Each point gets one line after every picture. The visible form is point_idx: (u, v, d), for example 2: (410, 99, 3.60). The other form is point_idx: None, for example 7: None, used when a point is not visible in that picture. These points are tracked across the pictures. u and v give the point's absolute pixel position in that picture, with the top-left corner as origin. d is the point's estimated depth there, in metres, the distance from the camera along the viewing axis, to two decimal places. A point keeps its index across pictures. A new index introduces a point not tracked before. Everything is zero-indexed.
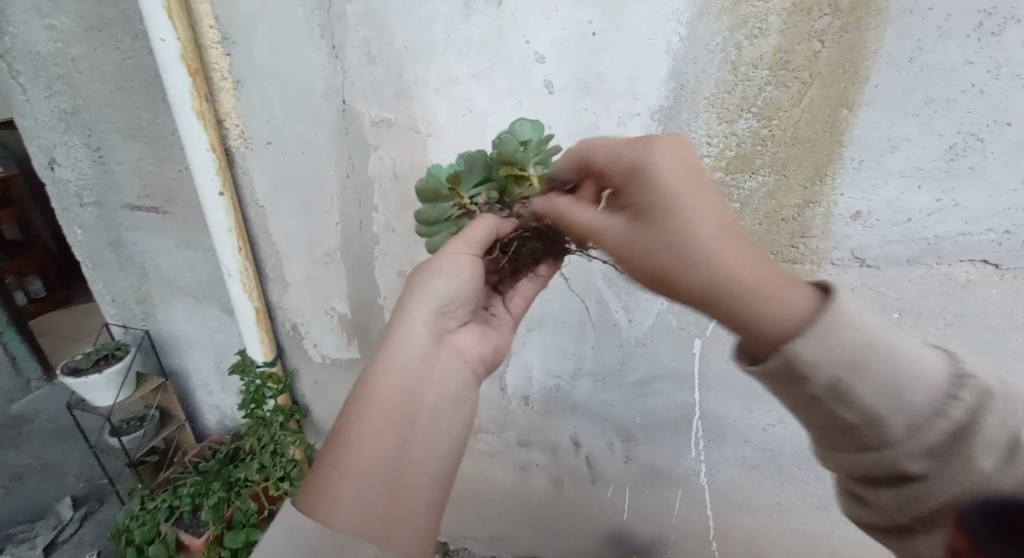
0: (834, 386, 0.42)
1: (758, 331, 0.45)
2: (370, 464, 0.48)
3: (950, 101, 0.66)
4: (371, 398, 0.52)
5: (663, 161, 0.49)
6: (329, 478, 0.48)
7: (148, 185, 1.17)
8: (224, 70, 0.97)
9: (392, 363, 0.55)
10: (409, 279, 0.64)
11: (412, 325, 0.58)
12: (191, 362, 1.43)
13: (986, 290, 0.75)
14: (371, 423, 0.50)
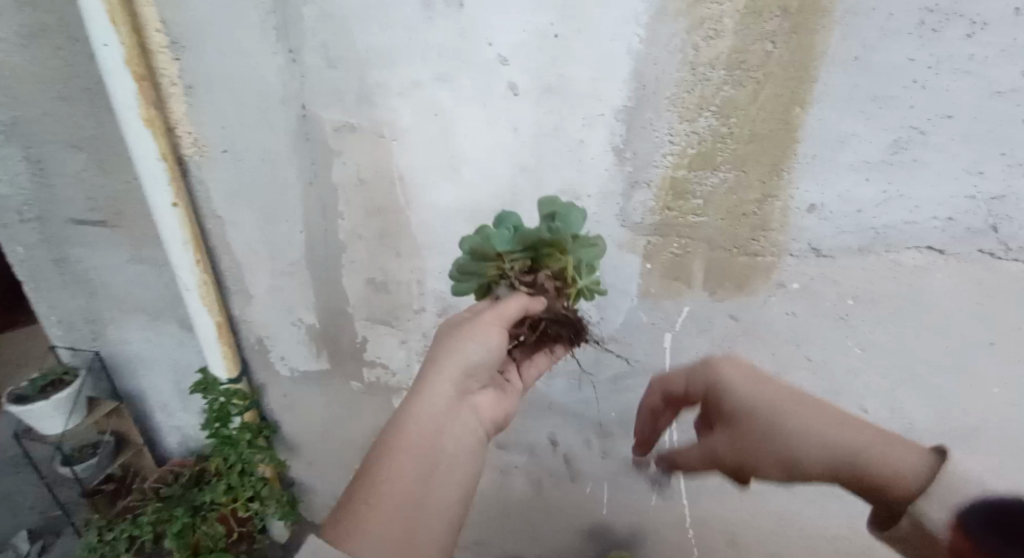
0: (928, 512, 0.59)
1: (890, 476, 0.65)
2: (388, 493, 0.54)
3: (893, 97, 0.70)
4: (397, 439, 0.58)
5: (740, 379, 0.82)
6: (357, 506, 0.53)
7: (94, 198, 1.11)
8: (172, 75, 0.93)
9: (416, 409, 0.60)
10: (439, 337, 0.68)
11: (435, 375, 0.63)
12: (148, 382, 1.36)
13: (931, 274, 0.80)
14: (395, 463, 0.56)
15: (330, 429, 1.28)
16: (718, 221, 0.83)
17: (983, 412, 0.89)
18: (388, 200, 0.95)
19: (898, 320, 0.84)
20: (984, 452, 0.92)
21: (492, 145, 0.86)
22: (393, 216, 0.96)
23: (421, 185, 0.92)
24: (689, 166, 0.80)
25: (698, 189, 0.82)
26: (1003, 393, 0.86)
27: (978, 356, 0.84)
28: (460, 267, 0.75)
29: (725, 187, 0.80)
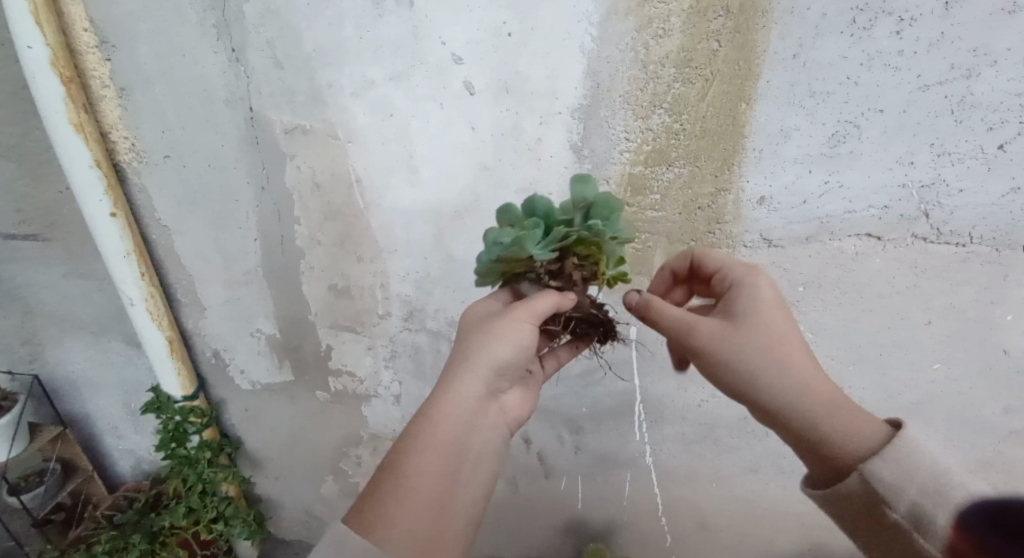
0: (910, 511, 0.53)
1: (848, 442, 0.59)
2: (413, 493, 0.53)
3: (830, 93, 0.73)
4: (425, 435, 0.56)
5: (764, 289, 0.68)
6: (382, 499, 0.52)
7: (24, 210, 1.03)
8: (104, 77, 0.88)
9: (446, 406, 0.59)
10: (466, 332, 0.64)
11: (468, 373, 0.60)
12: (96, 403, 1.29)
13: (872, 259, 0.84)
14: (423, 460, 0.55)
15: (297, 441, 1.24)
16: (676, 215, 0.85)
17: (926, 386, 0.95)
18: (345, 203, 0.93)
19: (845, 303, 0.89)
20: (927, 423, 0.99)
21: (450, 145, 0.85)
22: (352, 220, 0.94)
23: (379, 186, 0.90)
24: (645, 163, 0.82)
25: (655, 185, 0.84)
26: (943, 368, 0.92)
27: (919, 334, 0.90)
28: (484, 265, 0.69)
29: (680, 182, 0.83)
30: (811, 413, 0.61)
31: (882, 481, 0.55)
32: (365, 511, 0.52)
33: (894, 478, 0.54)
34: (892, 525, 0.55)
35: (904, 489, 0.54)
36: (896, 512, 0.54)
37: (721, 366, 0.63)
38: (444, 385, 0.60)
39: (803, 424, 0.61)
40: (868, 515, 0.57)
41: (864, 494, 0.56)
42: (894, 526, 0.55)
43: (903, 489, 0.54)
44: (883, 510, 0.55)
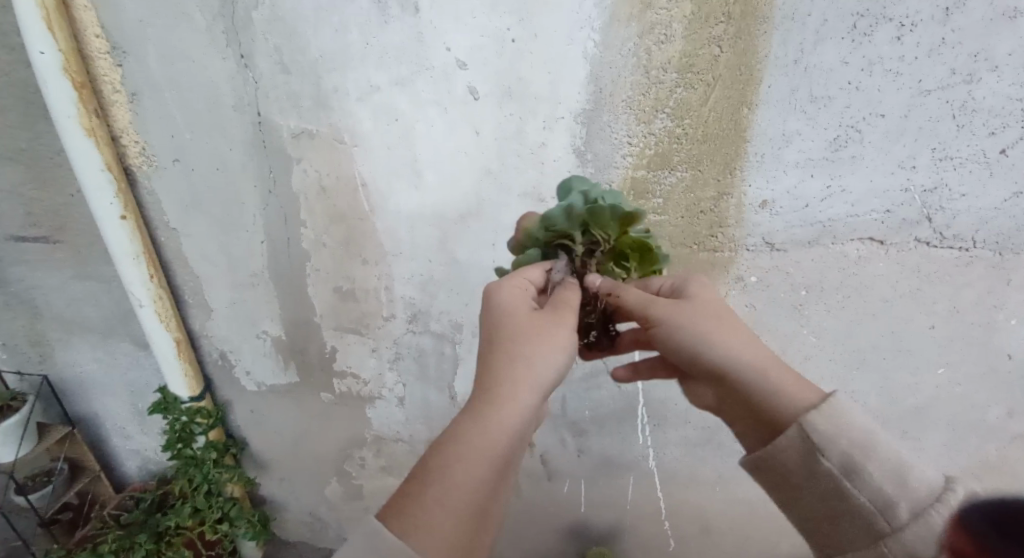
0: (846, 464, 0.50)
1: (779, 405, 0.57)
2: (465, 503, 0.45)
3: (831, 98, 0.74)
4: (477, 436, 0.48)
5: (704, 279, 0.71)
6: (426, 505, 0.44)
7: (35, 213, 1.05)
8: (115, 83, 0.90)
9: (501, 404, 0.51)
10: (519, 327, 0.58)
11: (523, 370, 0.54)
12: (103, 404, 1.30)
13: (875, 263, 0.85)
14: (475, 465, 0.47)
15: (301, 443, 1.25)
16: (678, 219, 0.86)
17: (929, 390, 0.95)
18: (351, 207, 0.94)
19: (848, 307, 0.89)
20: (930, 427, 0.99)
21: (454, 149, 0.86)
22: (357, 223, 0.95)
23: (384, 190, 0.91)
24: (648, 167, 0.83)
25: (658, 189, 0.84)
26: (946, 372, 0.92)
27: (922, 338, 0.90)
28: (568, 210, 0.68)
29: (683, 186, 0.83)
30: (754, 368, 0.60)
31: (816, 428, 0.52)
32: (400, 516, 0.44)
33: (831, 428, 0.52)
34: (826, 479, 0.51)
35: (838, 436, 0.51)
36: (829, 462, 0.51)
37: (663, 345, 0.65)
38: (495, 381, 0.53)
39: (745, 382, 0.60)
40: (808, 475, 0.53)
41: (798, 446, 0.53)
42: (830, 483, 0.51)
43: (834, 439, 0.51)
44: (817, 462, 0.51)
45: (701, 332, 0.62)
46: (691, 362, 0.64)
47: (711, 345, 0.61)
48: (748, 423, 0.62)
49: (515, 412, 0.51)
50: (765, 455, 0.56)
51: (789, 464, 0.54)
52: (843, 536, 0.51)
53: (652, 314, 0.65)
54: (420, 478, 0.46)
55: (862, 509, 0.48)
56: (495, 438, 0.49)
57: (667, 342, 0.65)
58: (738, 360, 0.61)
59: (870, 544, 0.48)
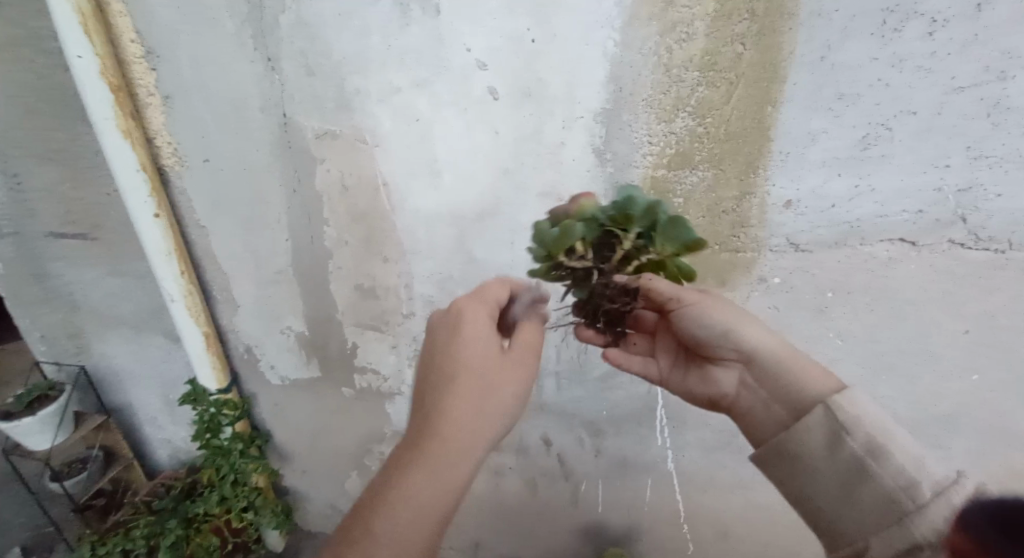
0: (869, 444, 0.50)
1: (806, 391, 0.59)
2: (403, 548, 0.46)
3: (859, 95, 0.72)
4: (415, 481, 0.49)
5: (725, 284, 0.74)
6: (367, 552, 0.45)
7: (74, 211, 1.10)
8: (150, 86, 0.93)
9: (439, 448, 0.51)
10: (475, 362, 0.58)
11: (463, 412, 0.54)
12: (136, 395, 1.35)
13: (906, 265, 0.82)
14: (412, 510, 0.47)
15: (322, 437, 1.28)
16: (699, 219, 0.84)
17: (960, 397, 0.91)
18: (372, 206, 0.96)
19: (876, 310, 0.86)
20: (962, 435, 0.95)
21: (474, 149, 0.86)
22: (378, 222, 0.97)
23: (404, 189, 0.93)
24: (668, 166, 0.82)
25: (678, 188, 0.83)
26: (979, 379, 0.89)
27: (954, 343, 0.87)
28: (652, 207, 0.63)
29: (704, 186, 0.82)
30: (782, 353, 0.63)
31: (842, 410, 0.53)
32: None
33: (856, 412, 0.52)
34: (848, 459, 0.51)
35: (862, 420, 0.51)
36: (853, 441, 0.51)
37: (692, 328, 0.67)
38: (436, 424, 0.53)
39: (776, 364, 0.62)
40: (827, 455, 0.52)
41: (823, 427, 0.53)
42: (851, 463, 0.50)
43: (858, 422, 0.51)
44: (841, 442, 0.51)
45: (731, 317, 0.66)
46: (720, 344, 0.66)
47: (743, 328, 0.65)
48: (769, 408, 0.62)
49: (455, 454, 0.51)
50: (785, 435, 0.56)
51: (810, 446, 0.54)
52: (862, 521, 0.49)
53: (684, 297, 0.67)
54: (363, 525, 0.47)
55: (885, 488, 0.47)
56: (433, 483, 0.49)
57: (698, 324, 0.66)
58: (765, 344, 0.64)
59: (891, 524, 0.46)
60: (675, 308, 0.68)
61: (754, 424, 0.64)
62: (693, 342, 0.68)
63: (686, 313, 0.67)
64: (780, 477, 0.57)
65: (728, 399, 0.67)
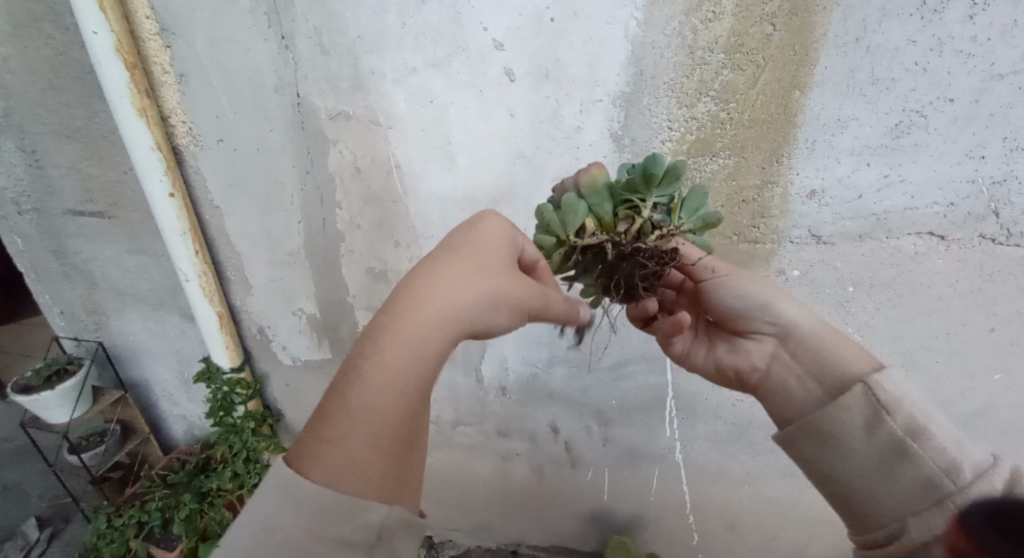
0: (911, 427, 0.47)
1: (850, 367, 0.55)
2: (385, 437, 0.35)
3: (894, 80, 0.69)
4: (393, 357, 0.37)
5: None
6: (338, 450, 0.34)
7: (91, 189, 1.11)
8: (165, 64, 0.92)
9: (427, 322, 0.39)
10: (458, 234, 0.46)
11: (455, 291, 0.42)
12: (151, 372, 1.38)
13: (933, 260, 0.79)
14: (394, 387, 0.36)
15: None
16: (718, 208, 0.82)
17: (983, 396, 0.89)
18: (385, 189, 0.95)
19: (898, 306, 0.83)
20: (983, 434, 0.92)
21: (488, 133, 0.85)
22: (390, 205, 0.96)
23: (417, 173, 0.91)
24: (689, 153, 0.79)
25: (698, 175, 0.81)
26: (1004, 378, 0.86)
27: (980, 342, 0.84)
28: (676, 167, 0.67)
29: (725, 173, 0.79)
30: (819, 327, 0.61)
31: (884, 389, 0.49)
32: (317, 462, 0.33)
33: (898, 391, 0.49)
34: (886, 440, 0.47)
35: (903, 399, 0.48)
36: (894, 422, 0.47)
37: (730, 298, 0.65)
38: (420, 295, 0.41)
39: (816, 338, 0.59)
40: (865, 436, 0.49)
41: (862, 405, 0.50)
42: (889, 443, 0.47)
43: (901, 402, 0.48)
44: (881, 422, 0.48)
45: (767, 288, 0.64)
46: (754, 315, 0.64)
47: (779, 300, 0.63)
48: (805, 384, 0.58)
49: (446, 337, 0.40)
50: (821, 412, 0.52)
51: (846, 425, 0.50)
52: (897, 504, 0.46)
53: (719, 266, 0.66)
54: (330, 420, 0.35)
55: (927, 471, 0.45)
56: (419, 361, 0.38)
57: (732, 294, 0.65)
58: (805, 318, 0.62)
59: (930, 507, 0.44)
60: (708, 277, 0.67)
61: (785, 402, 0.60)
62: (722, 315, 0.67)
63: (720, 284, 0.65)
64: (812, 459, 0.53)
65: (756, 374, 0.64)
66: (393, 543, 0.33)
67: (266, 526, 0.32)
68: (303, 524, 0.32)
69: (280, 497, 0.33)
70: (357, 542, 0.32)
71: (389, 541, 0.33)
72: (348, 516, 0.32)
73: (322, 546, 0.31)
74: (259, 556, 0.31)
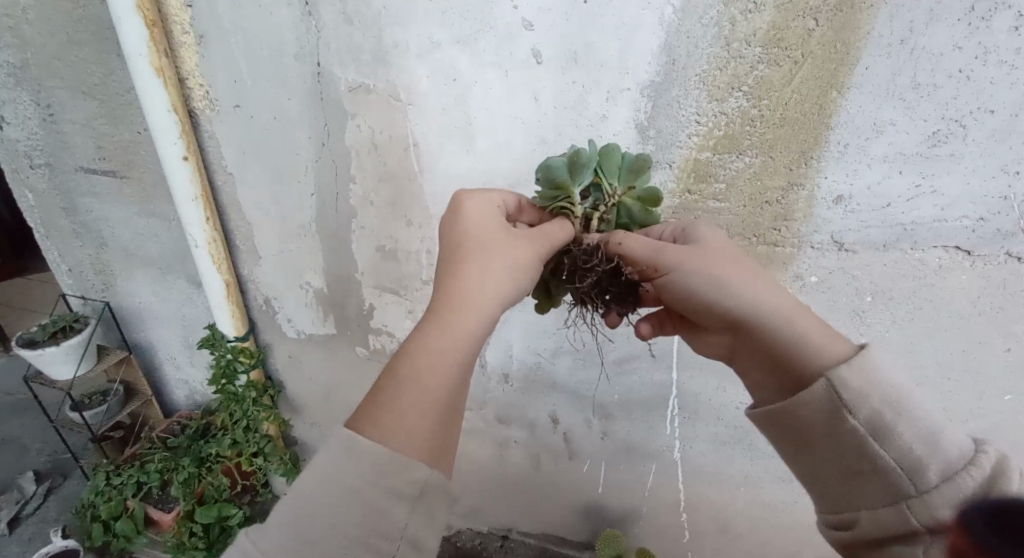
0: (874, 422, 0.45)
1: (805, 370, 0.52)
2: (430, 407, 0.43)
3: (936, 87, 0.66)
4: (442, 342, 0.46)
5: (705, 234, 0.64)
6: (394, 412, 0.42)
7: (104, 147, 1.10)
8: (185, 24, 0.91)
9: (469, 315, 0.49)
10: (488, 229, 0.56)
11: (492, 278, 0.52)
12: (156, 336, 1.38)
13: (956, 275, 0.77)
14: (441, 360, 0.45)
15: (332, 395, 1.28)
16: (739, 208, 0.80)
17: (993, 417, 0.86)
18: (400, 166, 0.93)
19: (914, 320, 0.82)
20: None
21: (510, 116, 0.83)
22: (405, 183, 0.94)
23: (434, 151, 0.90)
24: (715, 149, 0.77)
25: (722, 173, 0.79)
26: (1015, 400, 0.84)
27: (996, 362, 0.82)
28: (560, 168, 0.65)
29: (750, 172, 0.77)
30: (776, 315, 0.55)
31: (847, 386, 0.47)
32: (372, 423, 0.42)
33: (862, 384, 0.46)
34: (848, 438, 0.47)
35: (871, 393, 0.46)
36: (856, 419, 0.46)
37: (686, 298, 0.60)
38: (464, 290, 0.50)
39: (775, 333, 0.54)
40: (828, 432, 0.48)
41: (823, 403, 0.48)
42: (853, 442, 0.47)
43: (867, 396, 0.46)
44: (842, 420, 0.47)
45: (719, 278, 0.58)
46: (709, 314, 0.59)
47: (728, 292, 0.57)
48: (766, 377, 0.57)
49: (485, 313, 0.50)
50: (784, 407, 0.51)
51: (808, 418, 0.50)
52: (855, 495, 0.48)
53: (661, 263, 0.60)
54: (386, 391, 0.44)
55: (887, 470, 0.45)
56: (461, 344, 0.47)
57: (684, 292, 0.60)
58: (765, 309, 0.56)
59: (887, 506, 0.45)
60: (656, 275, 0.62)
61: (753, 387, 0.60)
62: (680, 308, 0.63)
63: (674, 285, 0.60)
64: (779, 442, 0.54)
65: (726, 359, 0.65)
66: (431, 501, 0.40)
67: (327, 477, 0.39)
68: (362, 477, 0.39)
69: (337, 452, 0.40)
70: (405, 494, 0.39)
71: (429, 498, 0.40)
72: (398, 472, 0.39)
73: (378, 493, 0.38)
74: (323, 502, 0.38)
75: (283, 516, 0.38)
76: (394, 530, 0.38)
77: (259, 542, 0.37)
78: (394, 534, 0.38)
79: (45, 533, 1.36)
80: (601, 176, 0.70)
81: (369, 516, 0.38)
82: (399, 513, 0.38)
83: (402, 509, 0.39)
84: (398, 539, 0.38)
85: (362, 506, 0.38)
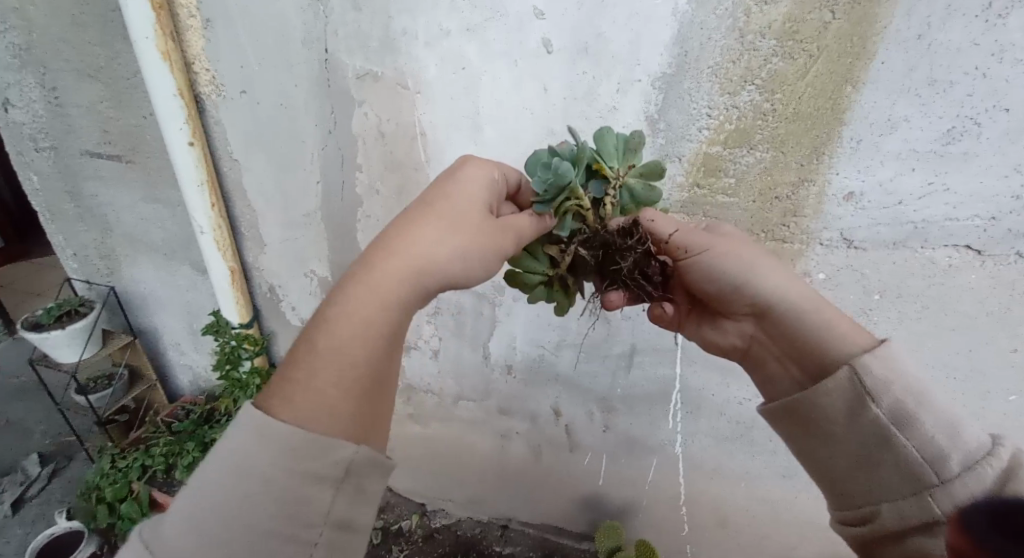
0: (897, 409, 0.46)
1: (825, 363, 0.53)
2: (352, 381, 0.42)
3: (952, 83, 0.65)
4: (362, 312, 0.44)
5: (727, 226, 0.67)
6: (307, 391, 0.40)
7: (109, 132, 1.09)
8: (191, 7, 0.90)
9: (397, 286, 0.46)
10: (433, 199, 0.53)
11: (428, 250, 0.49)
12: (161, 322, 1.38)
13: (966, 275, 0.77)
14: (361, 332, 0.43)
15: None
16: (748, 204, 0.79)
17: (999, 418, 0.86)
18: (407, 155, 0.92)
19: (921, 319, 0.81)
20: None
21: (519, 106, 0.82)
22: (411, 172, 0.94)
23: (441, 141, 0.89)
24: (725, 143, 0.76)
25: (732, 167, 0.78)
26: (1020, 401, 0.83)
27: (1001, 362, 0.81)
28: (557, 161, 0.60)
29: (761, 167, 0.76)
30: (804, 305, 0.56)
31: (870, 373, 0.48)
32: (287, 406, 0.40)
33: (883, 371, 0.47)
34: (870, 428, 0.47)
35: (894, 382, 0.47)
36: (879, 407, 0.47)
37: (714, 281, 0.61)
38: (391, 254, 0.48)
39: (797, 320, 0.56)
40: (850, 420, 0.49)
41: (846, 392, 0.49)
42: (874, 431, 0.47)
43: (888, 384, 0.47)
44: (864, 408, 0.48)
45: (747, 263, 0.59)
46: (736, 297, 0.60)
47: (758, 277, 0.59)
48: (785, 367, 0.58)
49: (418, 284, 0.48)
50: (803, 397, 0.52)
51: (829, 408, 0.50)
52: (876, 487, 0.48)
53: (691, 245, 0.61)
54: (300, 365, 0.42)
55: (909, 459, 0.45)
56: (386, 314, 0.45)
57: (712, 275, 0.61)
58: (786, 296, 0.57)
59: (907, 497, 0.45)
60: (683, 257, 0.63)
61: (765, 380, 0.61)
62: (703, 292, 0.64)
63: (701, 265, 0.61)
64: (795, 436, 0.55)
65: (740, 351, 0.65)
66: (359, 481, 0.40)
67: (241, 461, 0.37)
68: (273, 462, 0.37)
69: (249, 436, 0.38)
70: (328, 478, 0.38)
71: (356, 478, 0.39)
72: (321, 455, 0.38)
73: (298, 479, 0.37)
74: (234, 495, 0.36)
75: (183, 516, 0.36)
76: (315, 516, 0.37)
77: (158, 548, 0.35)
78: (315, 519, 0.37)
79: (48, 515, 1.38)
80: (600, 163, 0.66)
81: (285, 502, 0.36)
82: (322, 498, 0.37)
83: (325, 492, 0.38)
84: (320, 526, 0.37)
85: (275, 494, 0.36)
